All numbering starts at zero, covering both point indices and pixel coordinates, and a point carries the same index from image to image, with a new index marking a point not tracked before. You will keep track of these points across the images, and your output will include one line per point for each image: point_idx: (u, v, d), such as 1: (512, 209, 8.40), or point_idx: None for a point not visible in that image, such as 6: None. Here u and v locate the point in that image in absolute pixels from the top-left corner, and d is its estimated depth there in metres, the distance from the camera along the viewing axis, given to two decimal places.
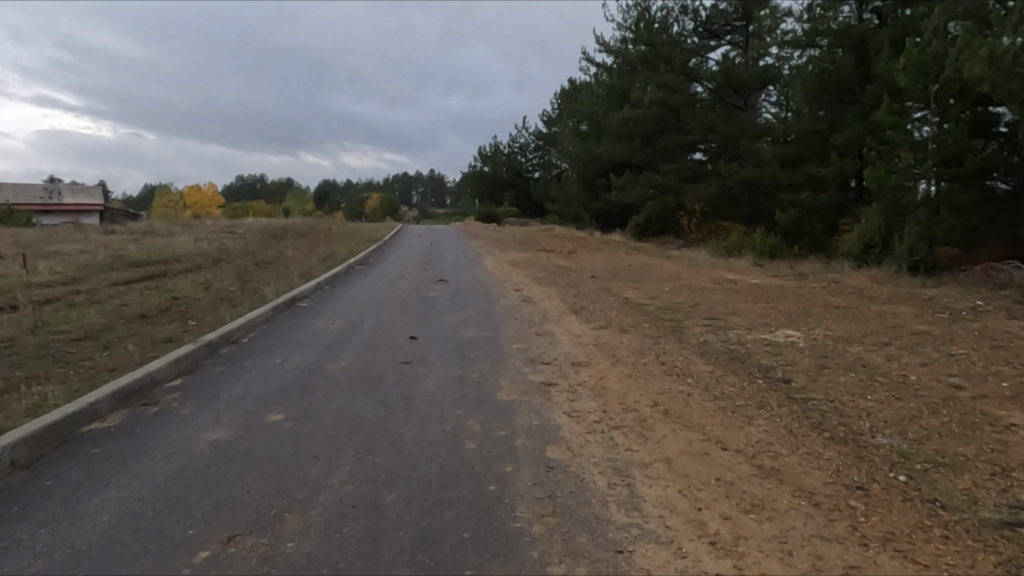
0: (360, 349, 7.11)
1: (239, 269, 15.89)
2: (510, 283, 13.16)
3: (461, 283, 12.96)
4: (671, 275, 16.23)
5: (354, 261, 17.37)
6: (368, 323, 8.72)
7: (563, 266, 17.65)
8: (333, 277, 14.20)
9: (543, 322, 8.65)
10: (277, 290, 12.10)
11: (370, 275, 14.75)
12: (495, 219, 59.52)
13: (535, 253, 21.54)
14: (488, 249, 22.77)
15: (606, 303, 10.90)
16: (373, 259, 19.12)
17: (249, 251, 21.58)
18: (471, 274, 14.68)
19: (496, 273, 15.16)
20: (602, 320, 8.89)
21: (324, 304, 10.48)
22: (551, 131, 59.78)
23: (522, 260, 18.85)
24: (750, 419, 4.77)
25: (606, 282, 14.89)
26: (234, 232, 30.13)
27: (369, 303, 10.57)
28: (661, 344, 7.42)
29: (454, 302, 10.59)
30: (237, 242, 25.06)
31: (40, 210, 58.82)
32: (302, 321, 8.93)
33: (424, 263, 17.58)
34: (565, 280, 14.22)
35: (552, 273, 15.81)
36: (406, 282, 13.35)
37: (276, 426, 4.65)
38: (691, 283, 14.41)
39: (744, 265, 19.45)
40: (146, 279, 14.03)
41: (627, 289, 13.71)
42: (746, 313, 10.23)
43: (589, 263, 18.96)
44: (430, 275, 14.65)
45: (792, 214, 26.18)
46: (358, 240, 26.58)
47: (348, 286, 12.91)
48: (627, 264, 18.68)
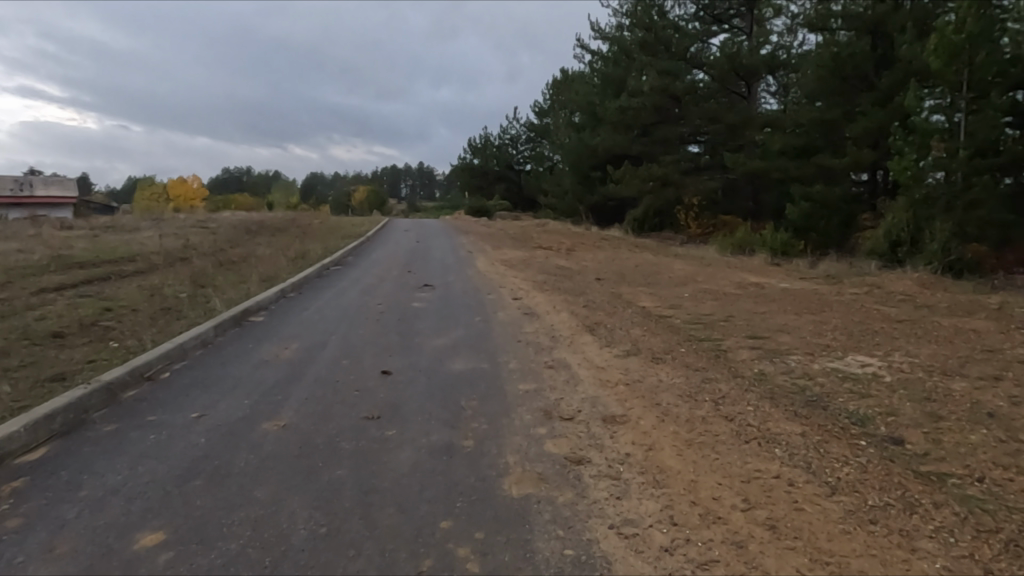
0: (312, 394, 5.29)
1: (194, 272, 13.95)
2: (506, 289, 11.38)
3: (450, 290, 11.13)
4: (686, 277, 14.49)
5: (329, 261, 15.50)
6: (331, 349, 6.87)
7: (564, 267, 15.86)
8: (303, 282, 12.35)
9: (553, 347, 6.82)
10: (231, 298, 10.23)
11: (345, 279, 12.88)
12: (486, 213, 57.54)
13: (530, 251, 19.70)
14: (480, 246, 20.99)
15: (623, 315, 9.10)
16: (352, 258, 17.20)
17: (216, 249, 19.63)
18: (463, 278, 12.85)
19: (489, 276, 13.33)
20: (625, 343, 7.10)
21: (283, 320, 8.62)
22: (543, 122, 57.92)
23: (517, 259, 17.00)
24: (910, 545, 2.99)
25: (615, 286, 13.13)
26: (206, 228, 28.06)
27: (337, 318, 8.72)
28: (714, 383, 5.63)
29: (440, 316, 8.73)
30: (206, 238, 23.07)
31: (9, 201, 56.30)
32: (248, 346, 7.07)
33: (409, 263, 15.72)
34: (570, 286, 12.43)
35: (553, 276, 14.05)
36: (385, 289, 11.49)
37: (145, 565, 2.84)
38: (712, 288, 12.67)
39: (761, 265, 17.75)
40: (82, 283, 12.10)
41: (641, 295, 11.93)
42: (795, 330, 8.48)
43: (592, 263, 17.15)
44: (415, 279, 12.80)
45: (804, 208, 24.49)
46: (339, 236, 24.68)
47: (318, 294, 11.05)
48: (633, 264, 16.94)
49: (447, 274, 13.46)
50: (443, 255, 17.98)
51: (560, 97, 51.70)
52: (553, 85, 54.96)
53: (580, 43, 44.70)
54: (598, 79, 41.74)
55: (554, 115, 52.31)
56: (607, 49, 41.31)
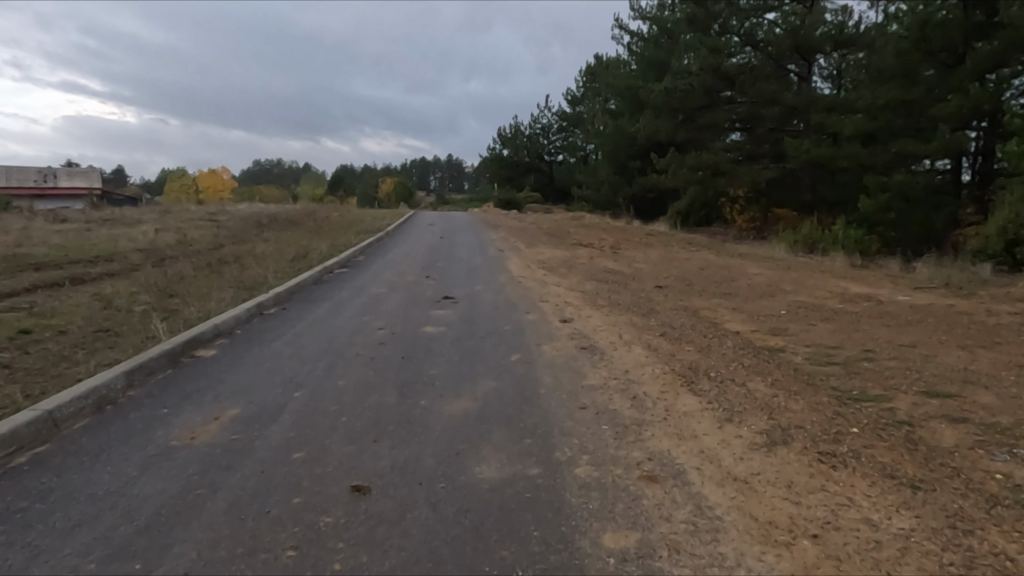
0: (204, 559, 2.72)
1: (167, 275, 11.61)
2: (550, 304, 8.79)
3: (475, 307, 8.51)
4: (767, 286, 11.75)
5: (333, 263, 13.03)
6: (286, 423, 4.29)
7: (614, 271, 13.17)
8: (293, 291, 9.88)
9: (644, 429, 4.17)
10: (189, 318, 7.77)
11: (344, 289, 10.35)
12: (515, 206, 54.77)
13: (570, 250, 17.05)
14: (511, 244, 18.47)
15: (721, 350, 6.42)
16: (363, 258, 14.77)
17: (215, 246, 17.43)
18: (493, 287, 10.28)
19: (526, 283, 10.76)
20: (757, 418, 4.41)
21: (239, 358, 6.06)
22: (576, 110, 55.04)
23: (555, 261, 14.34)
24: None
25: (683, 298, 10.45)
26: (214, 220, 25.91)
27: (316, 354, 6.13)
28: (980, 536, 2.92)
29: (459, 353, 6.09)
30: (208, 233, 20.89)
31: (33, 192, 55.60)
32: (161, 413, 4.53)
33: (428, 266, 13.16)
34: (629, 297, 9.79)
35: (603, 283, 11.44)
36: (391, 303, 8.91)
37: None
38: (809, 303, 9.94)
39: (848, 269, 14.88)
40: (23, 292, 9.80)
41: (724, 315, 9.22)
42: (987, 380, 5.72)
43: (645, 265, 14.43)
44: (434, 288, 10.26)
45: (881, 201, 21.46)
46: (356, 231, 22.36)
47: (305, 310, 8.52)
48: (695, 266, 14.20)
49: (472, 281, 10.92)
50: (469, 255, 15.40)
51: (595, 83, 48.64)
52: (587, 70, 51.89)
53: (619, 24, 41.67)
54: (637, 63, 38.66)
55: (588, 103, 49.32)
56: (648, 30, 38.22)
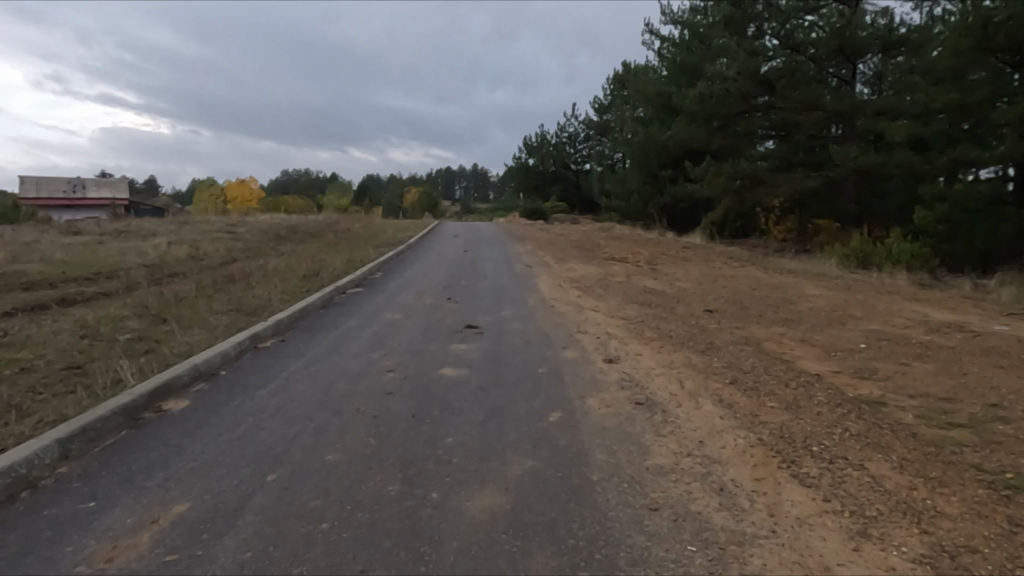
0: None
1: (165, 295, 10.60)
2: (590, 336, 7.55)
3: (501, 340, 7.28)
4: (832, 311, 10.37)
5: (347, 281, 11.94)
6: (244, 534, 3.10)
7: (655, 292, 11.87)
8: (297, 317, 8.76)
9: (748, 555, 2.91)
10: (170, 353, 6.67)
11: (355, 313, 9.21)
12: (542, 215, 53.62)
13: (604, 265, 15.77)
14: (540, 259, 17.30)
15: (811, 406, 5.12)
16: (380, 275, 13.69)
17: (227, 260, 16.53)
18: (522, 312, 9.10)
19: (559, 307, 9.55)
20: (905, 533, 3.13)
21: (213, 414, 4.90)
22: (604, 118, 53.85)
23: (589, 279, 13.08)
24: None
25: (739, 326, 9.15)
26: (232, 232, 25.12)
27: (308, 409, 4.96)
28: None
29: (483, 411, 4.87)
30: (223, 245, 20.05)
31: (63, 202, 56.12)
32: (86, 509, 3.38)
33: (449, 285, 12.01)
34: (679, 327, 8.51)
35: (646, 307, 10.19)
36: (405, 335, 7.72)
37: None
38: (889, 334, 8.59)
39: (914, 289, 13.42)
40: (2, 317, 8.85)
41: (793, 349, 7.88)
42: None
43: (688, 284, 13.13)
44: (456, 313, 9.09)
45: (941, 212, 19.89)
46: (376, 243, 21.36)
47: (307, 342, 7.37)
48: (744, 286, 12.85)
49: (499, 305, 9.72)
50: (494, 272, 14.22)
51: (623, 89, 47.29)
52: (614, 77, 50.56)
53: (649, 29, 40.45)
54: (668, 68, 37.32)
55: (616, 110, 48.00)
56: (680, 35, 36.90)
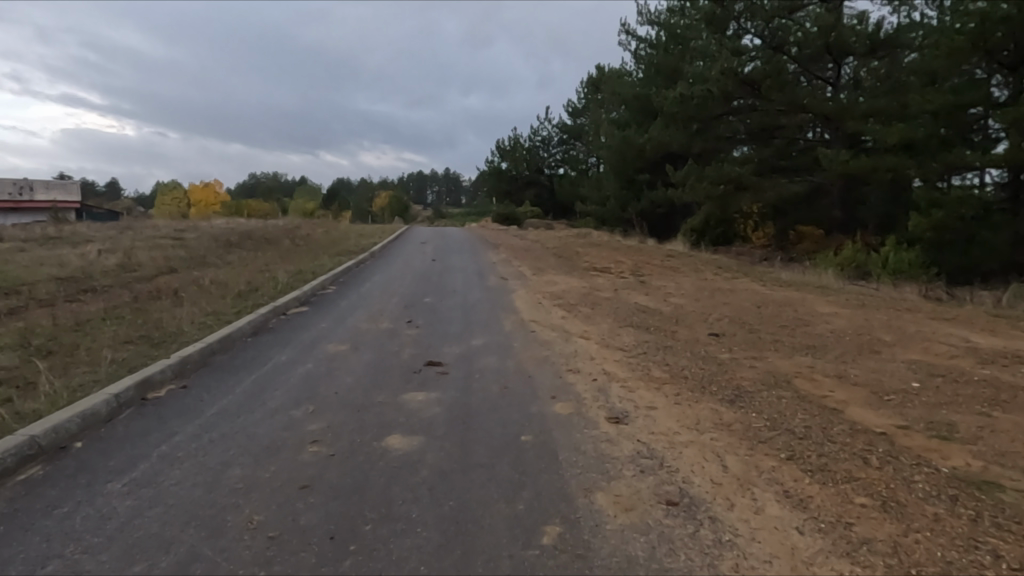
0: None
1: (60, 318, 8.70)
2: (585, 379, 5.93)
3: (472, 387, 5.63)
4: (857, 335, 8.94)
5: (290, 299, 10.15)
6: None
7: (650, 311, 10.35)
8: (213, 351, 6.96)
9: None
10: (16, 412, 4.86)
11: (290, 344, 7.45)
12: (515, 221, 51.97)
13: (587, 278, 14.22)
14: (516, 270, 15.67)
15: (916, 501, 3.56)
16: (334, 290, 11.93)
17: (163, 272, 14.61)
18: (498, 342, 7.45)
19: (542, 333, 7.94)
20: None
21: (19, 534, 3.15)
22: (578, 122, 52.57)
23: (573, 294, 11.52)
24: None
25: (758, 359, 7.63)
26: (179, 239, 23.03)
27: (171, 524, 3.23)
28: None
29: (441, 528, 3.20)
30: (162, 254, 17.95)
31: (6, 206, 52.40)
32: None
33: (411, 304, 10.31)
34: (689, 359, 6.97)
35: (644, 332, 8.62)
36: (347, 377, 6.00)
37: None
38: (939, 367, 7.14)
39: (930, 304, 12.14)
40: None
41: (833, 390, 6.35)
42: None
43: (685, 301, 11.62)
44: (416, 343, 7.41)
45: (938, 218, 18.78)
46: (335, 252, 19.51)
47: (215, 391, 5.59)
48: (747, 303, 11.39)
49: (469, 331, 8.05)
50: (465, 286, 12.55)
51: (598, 93, 46.09)
52: (588, 80, 49.39)
53: (625, 29, 39.19)
54: (644, 69, 36.08)
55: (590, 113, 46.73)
56: (657, 35, 35.70)
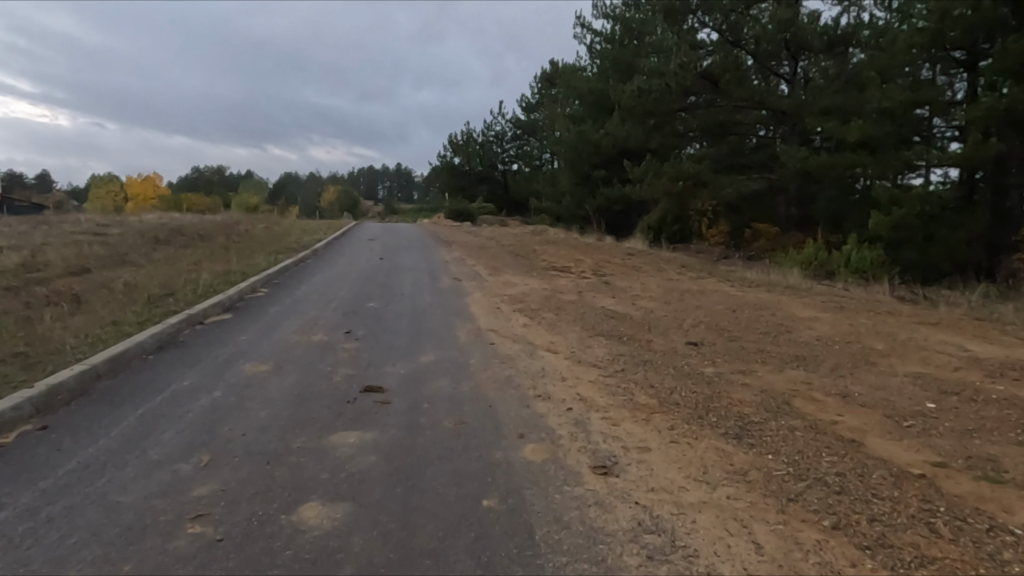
0: None
1: None
2: (557, 408, 4.89)
3: (418, 424, 4.49)
4: (846, 344, 8.17)
5: (209, 305, 8.80)
6: None
7: (619, 316, 9.41)
8: (96, 375, 5.61)
9: None
10: None
11: (198, 364, 6.15)
12: (468, 217, 50.70)
13: (548, 279, 13.21)
14: (469, 269, 14.55)
15: None
16: (264, 294, 10.59)
17: (71, 272, 12.94)
18: (450, 358, 6.33)
19: (502, 346, 6.87)
20: None
21: None
22: (532, 117, 51.66)
23: (533, 297, 10.50)
24: None
25: (747, 374, 6.73)
26: (101, 235, 21.06)
27: None
28: None
29: None
30: (75, 252, 16.13)
31: None
32: None
33: (351, 311, 9.09)
34: (675, 378, 6.00)
35: (616, 342, 7.64)
36: (261, 410, 4.78)
37: None
38: (948, 383, 6.37)
39: (906, 306, 11.56)
40: None
41: (842, 415, 5.46)
42: None
43: (654, 304, 10.74)
44: (353, 361, 6.21)
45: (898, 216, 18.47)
46: (273, 250, 18.00)
47: (84, 432, 4.31)
48: (720, 306, 10.55)
49: (417, 345, 6.90)
50: (414, 288, 11.37)
51: (552, 88, 45.26)
52: (542, 74, 48.49)
53: (579, 22, 38.39)
54: (599, 63, 35.32)
55: (544, 108, 45.86)
56: (612, 29, 34.97)
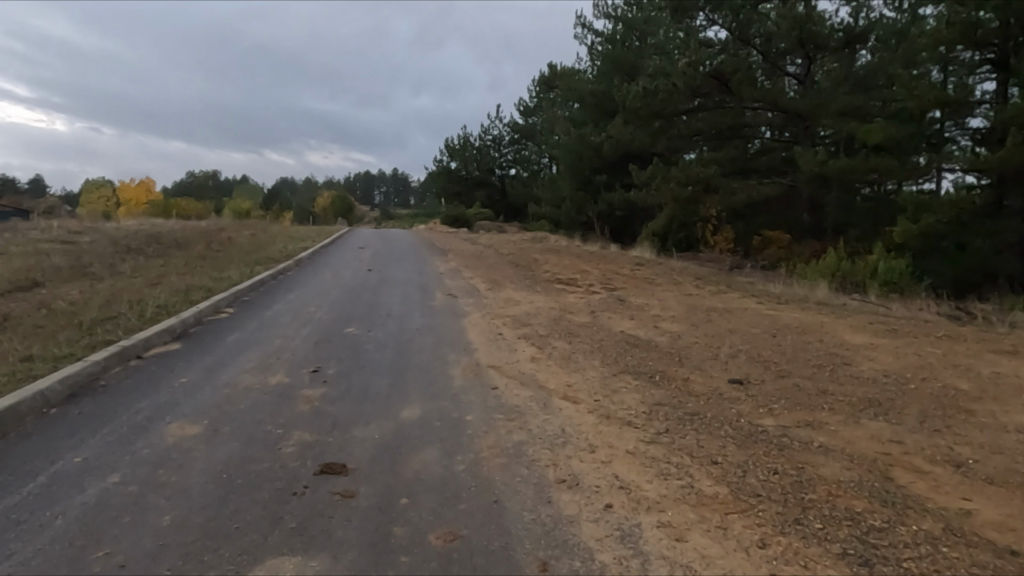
0: None
1: None
2: (587, 506, 3.45)
3: (388, 543, 3.05)
4: (922, 382, 6.73)
5: (154, 333, 7.32)
6: None
7: (642, 345, 7.96)
8: None
9: None
10: None
11: (109, 423, 4.66)
12: (465, 222, 49.30)
13: (553, 295, 11.78)
14: (465, 283, 13.11)
15: None
16: (226, 316, 9.11)
17: (15, 288, 11.45)
18: (441, 415, 4.88)
19: (506, 396, 5.40)
20: None
21: None
22: (530, 121, 50.40)
23: (540, 320, 9.06)
24: None
25: (816, 431, 5.30)
26: (69, 242, 19.53)
27: None
28: None
29: None
30: (29, 263, 14.62)
31: None
32: None
33: (325, 339, 7.62)
34: (737, 442, 4.54)
35: (647, 383, 6.18)
36: (167, 513, 3.32)
37: None
38: None
39: (961, 328, 10.16)
40: None
41: (971, 501, 4.03)
42: None
43: (678, 326, 9.31)
44: (314, 420, 4.75)
45: (927, 224, 17.11)
46: (253, 260, 16.52)
47: None
48: (756, 330, 9.11)
49: (400, 392, 5.44)
50: (402, 308, 9.91)
51: (552, 90, 43.97)
52: (542, 78, 47.18)
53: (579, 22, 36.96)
54: (600, 64, 33.89)
55: (543, 111, 44.53)
56: (613, 28, 33.53)
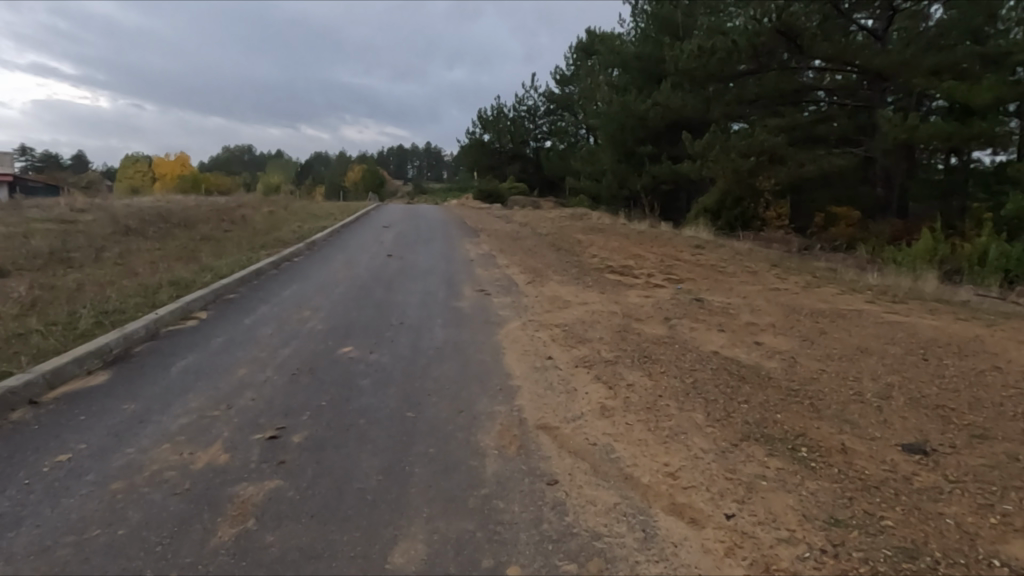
0: None
1: None
2: None
3: None
4: None
5: (68, 361, 5.24)
6: None
7: (750, 376, 5.62)
8: None
9: None
10: None
11: None
12: (498, 197, 46.93)
13: (607, 291, 9.49)
14: (497, 273, 10.88)
15: None
16: (192, 325, 7.01)
17: None
18: (461, 567, 2.70)
19: (571, 507, 3.18)
20: None
21: None
22: (568, 89, 47.58)
23: (600, 334, 6.80)
24: None
25: None
26: (69, 222, 17.86)
27: None
28: None
29: None
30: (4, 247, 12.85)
31: None
32: None
33: (307, 369, 5.43)
34: None
35: (786, 461, 3.91)
36: None
37: None
38: None
39: None
40: None
41: None
42: None
43: (785, 342, 6.93)
44: None
45: None
46: (259, 242, 14.54)
47: None
48: (894, 349, 6.67)
49: (395, 497, 3.27)
50: (418, 312, 7.70)
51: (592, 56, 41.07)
52: (579, 44, 44.27)
53: None
54: (646, 24, 30.83)
55: (582, 79, 41.73)
56: None
